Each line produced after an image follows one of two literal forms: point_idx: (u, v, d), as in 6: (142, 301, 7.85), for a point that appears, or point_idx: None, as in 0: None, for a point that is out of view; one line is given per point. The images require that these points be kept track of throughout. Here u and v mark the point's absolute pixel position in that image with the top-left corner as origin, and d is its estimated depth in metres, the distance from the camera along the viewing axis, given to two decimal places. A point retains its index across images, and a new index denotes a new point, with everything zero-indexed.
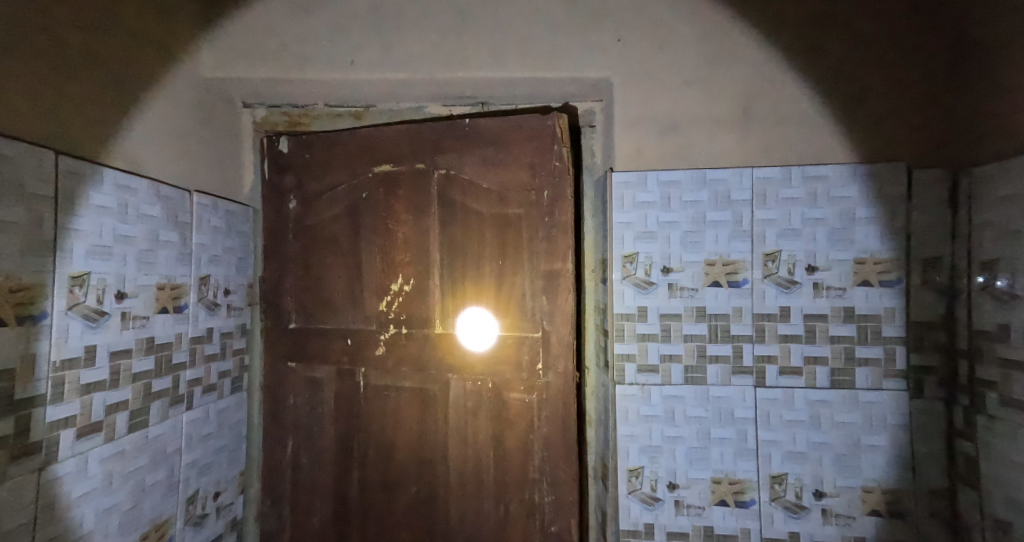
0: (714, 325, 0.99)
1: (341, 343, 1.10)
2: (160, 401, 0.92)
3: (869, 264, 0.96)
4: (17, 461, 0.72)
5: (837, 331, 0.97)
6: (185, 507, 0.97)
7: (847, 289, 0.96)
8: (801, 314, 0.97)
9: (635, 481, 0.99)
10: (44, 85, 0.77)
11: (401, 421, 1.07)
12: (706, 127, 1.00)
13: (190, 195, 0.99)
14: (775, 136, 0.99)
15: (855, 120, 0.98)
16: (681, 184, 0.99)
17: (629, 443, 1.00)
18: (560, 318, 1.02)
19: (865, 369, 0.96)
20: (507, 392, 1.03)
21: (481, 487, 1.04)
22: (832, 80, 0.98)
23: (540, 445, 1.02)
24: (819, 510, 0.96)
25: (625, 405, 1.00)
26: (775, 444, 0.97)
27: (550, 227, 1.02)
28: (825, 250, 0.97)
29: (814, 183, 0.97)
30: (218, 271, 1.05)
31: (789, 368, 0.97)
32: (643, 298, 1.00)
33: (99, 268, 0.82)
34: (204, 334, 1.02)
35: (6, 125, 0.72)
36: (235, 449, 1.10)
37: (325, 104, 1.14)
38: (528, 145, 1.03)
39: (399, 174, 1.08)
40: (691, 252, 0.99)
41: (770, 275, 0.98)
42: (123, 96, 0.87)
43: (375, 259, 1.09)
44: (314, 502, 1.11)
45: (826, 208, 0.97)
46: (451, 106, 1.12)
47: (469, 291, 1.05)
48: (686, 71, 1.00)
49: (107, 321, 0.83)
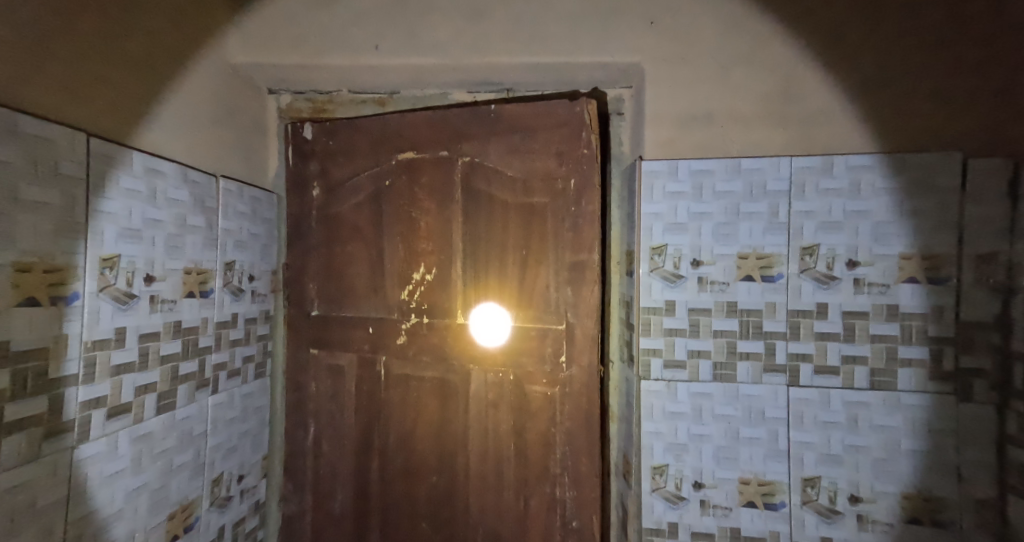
0: (746, 321, 0.95)
1: (362, 331, 1.09)
2: (187, 384, 0.92)
3: (916, 260, 0.90)
4: (51, 439, 0.72)
5: (879, 330, 0.91)
6: (210, 489, 0.98)
7: (890, 285, 0.91)
8: (839, 311, 0.92)
9: (659, 478, 0.97)
10: (81, 75, 0.77)
11: (422, 411, 1.06)
12: (742, 115, 0.95)
13: (216, 180, 0.99)
14: (815, 122, 0.94)
15: (903, 104, 0.91)
16: (714, 174, 0.95)
17: (653, 439, 0.97)
18: (585, 311, 0.99)
19: (908, 370, 0.91)
20: (529, 385, 1.01)
21: (502, 479, 1.03)
22: (878, 63, 0.92)
23: (562, 440, 1.00)
24: (855, 516, 0.92)
25: (650, 401, 0.97)
26: (808, 446, 0.93)
27: (577, 217, 0.99)
28: (868, 244, 0.91)
29: (857, 172, 0.91)
30: (243, 256, 1.06)
31: (825, 367, 0.93)
32: (671, 292, 0.97)
33: (129, 250, 0.82)
34: (229, 319, 1.02)
35: (46, 109, 0.73)
36: (259, 433, 1.11)
37: (349, 90, 1.12)
38: (554, 132, 1.00)
39: (422, 162, 1.06)
40: (723, 245, 0.95)
41: (807, 270, 0.93)
42: (153, 82, 0.87)
43: (398, 248, 1.08)
44: (336, 487, 1.12)
45: (870, 200, 0.91)
46: (477, 93, 1.10)
47: (492, 282, 1.03)
48: (721, 56, 0.96)
49: (137, 304, 0.83)
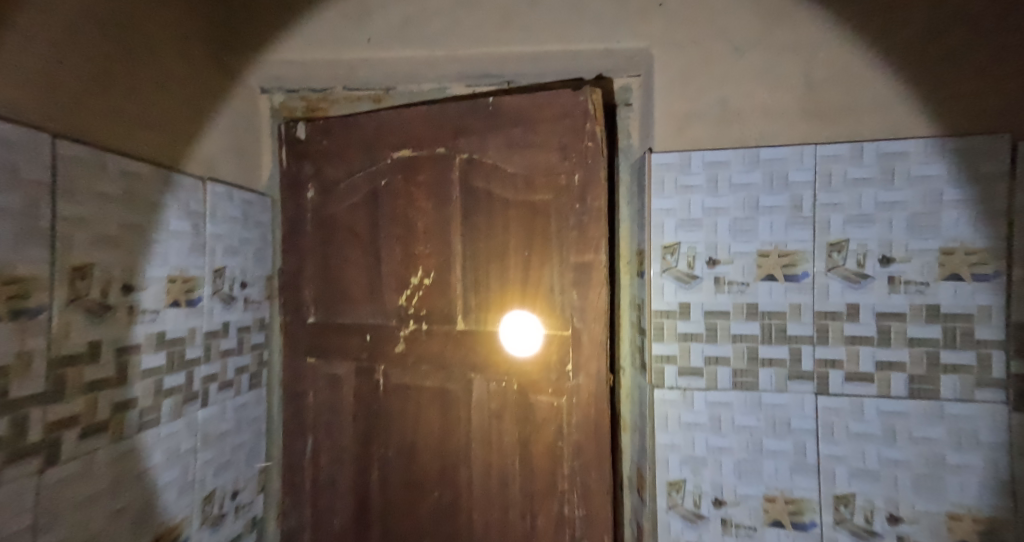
0: (768, 324, 0.87)
1: (360, 338, 1.05)
2: (173, 398, 0.89)
3: (959, 254, 0.81)
4: (16, 462, 0.67)
5: (917, 333, 0.83)
6: (202, 507, 0.94)
7: (930, 284, 0.82)
8: (872, 313, 0.84)
9: (676, 495, 0.89)
10: (60, 77, 0.74)
11: (424, 421, 1.01)
12: (759, 101, 0.88)
13: (204, 184, 0.95)
14: (840, 107, 0.86)
15: (940, 83, 0.83)
16: (730, 165, 0.88)
17: (668, 452, 0.90)
18: (593, 315, 0.93)
19: (952, 376, 0.82)
20: (534, 395, 0.95)
21: (507, 495, 0.97)
22: (910, 40, 0.84)
23: (569, 454, 0.94)
24: (894, 538, 0.83)
25: (664, 411, 0.90)
26: (840, 460, 0.85)
27: (582, 215, 0.93)
28: (903, 238, 0.83)
29: (890, 159, 0.83)
30: (235, 262, 1.02)
31: (857, 374, 0.84)
32: (685, 294, 0.89)
33: (103, 258, 0.78)
34: (219, 328, 0.99)
35: (23, 111, 0.70)
36: (254, 446, 1.08)
37: (344, 87, 1.08)
38: (557, 124, 0.94)
39: (419, 159, 1.01)
40: (741, 242, 0.88)
41: (835, 268, 0.85)
42: (130, 80, 0.84)
43: (395, 250, 1.03)
44: (335, 502, 1.07)
45: (904, 190, 0.83)
46: (476, 86, 1.03)
47: (494, 286, 0.97)
48: (736, 37, 0.89)
49: (113, 314, 0.80)
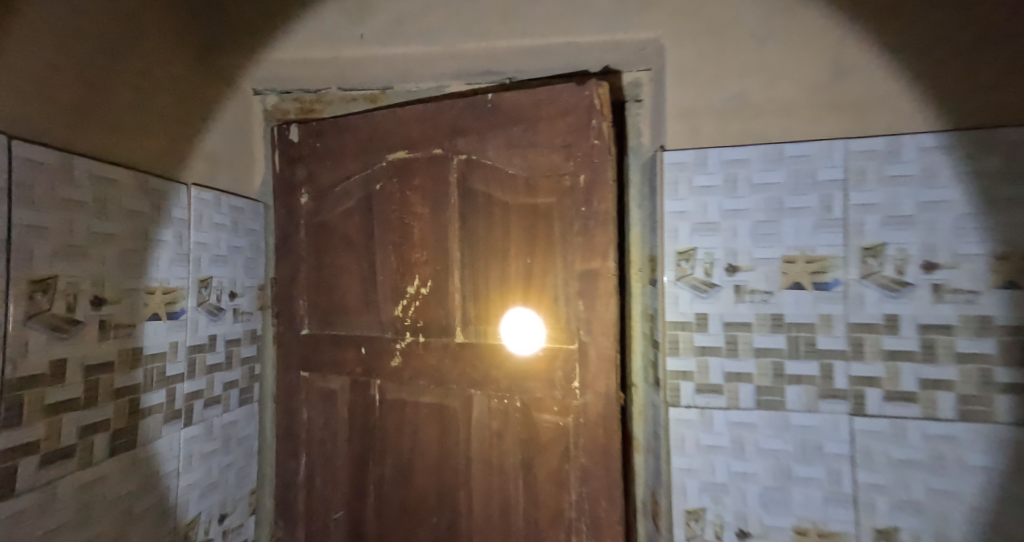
0: (795, 338, 0.78)
1: (355, 352, 1.00)
2: (150, 417, 0.85)
3: (1014, 260, 0.72)
4: None
5: (968, 347, 0.73)
6: (183, 533, 0.90)
7: (980, 293, 0.72)
8: (914, 325, 0.74)
9: (696, 525, 0.81)
10: (23, 80, 0.72)
11: (421, 441, 0.95)
12: (778, 91, 0.81)
13: (188, 190, 0.92)
14: (871, 96, 0.78)
15: (985, 68, 0.74)
16: (749, 163, 0.80)
17: (684, 479, 0.81)
18: (600, 327, 0.86)
19: (1009, 397, 0.72)
20: (538, 413, 0.88)
21: (509, 522, 0.89)
22: (948, 20, 0.76)
23: (576, 480, 0.86)
24: None
25: (680, 432, 0.82)
26: (880, 490, 0.75)
27: (587, 219, 0.86)
28: (948, 242, 0.74)
29: (931, 154, 0.74)
30: (222, 272, 0.98)
31: (897, 393, 0.75)
32: (702, 303, 0.81)
33: (70, 270, 0.75)
34: (206, 342, 0.95)
35: None
36: (244, 466, 1.03)
37: (338, 87, 1.02)
38: (559, 121, 0.88)
39: (415, 162, 0.96)
40: (763, 247, 0.79)
41: (871, 275, 0.76)
42: (103, 83, 0.81)
43: (391, 259, 0.97)
44: (329, 525, 1.02)
45: (948, 187, 0.74)
46: (474, 83, 0.96)
47: (494, 296, 0.91)
48: (753, 24, 0.82)
49: (80, 329, 0.76)
